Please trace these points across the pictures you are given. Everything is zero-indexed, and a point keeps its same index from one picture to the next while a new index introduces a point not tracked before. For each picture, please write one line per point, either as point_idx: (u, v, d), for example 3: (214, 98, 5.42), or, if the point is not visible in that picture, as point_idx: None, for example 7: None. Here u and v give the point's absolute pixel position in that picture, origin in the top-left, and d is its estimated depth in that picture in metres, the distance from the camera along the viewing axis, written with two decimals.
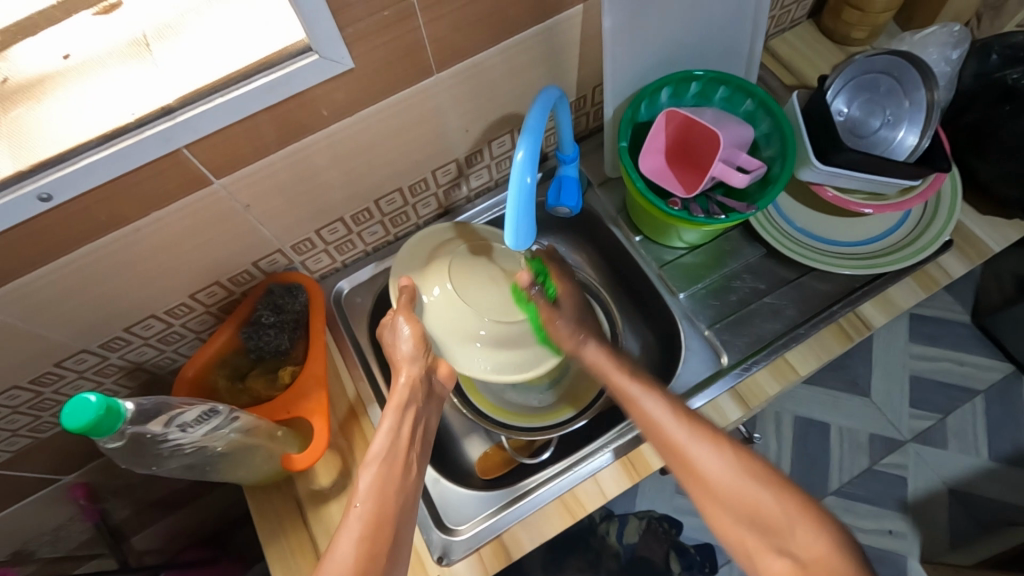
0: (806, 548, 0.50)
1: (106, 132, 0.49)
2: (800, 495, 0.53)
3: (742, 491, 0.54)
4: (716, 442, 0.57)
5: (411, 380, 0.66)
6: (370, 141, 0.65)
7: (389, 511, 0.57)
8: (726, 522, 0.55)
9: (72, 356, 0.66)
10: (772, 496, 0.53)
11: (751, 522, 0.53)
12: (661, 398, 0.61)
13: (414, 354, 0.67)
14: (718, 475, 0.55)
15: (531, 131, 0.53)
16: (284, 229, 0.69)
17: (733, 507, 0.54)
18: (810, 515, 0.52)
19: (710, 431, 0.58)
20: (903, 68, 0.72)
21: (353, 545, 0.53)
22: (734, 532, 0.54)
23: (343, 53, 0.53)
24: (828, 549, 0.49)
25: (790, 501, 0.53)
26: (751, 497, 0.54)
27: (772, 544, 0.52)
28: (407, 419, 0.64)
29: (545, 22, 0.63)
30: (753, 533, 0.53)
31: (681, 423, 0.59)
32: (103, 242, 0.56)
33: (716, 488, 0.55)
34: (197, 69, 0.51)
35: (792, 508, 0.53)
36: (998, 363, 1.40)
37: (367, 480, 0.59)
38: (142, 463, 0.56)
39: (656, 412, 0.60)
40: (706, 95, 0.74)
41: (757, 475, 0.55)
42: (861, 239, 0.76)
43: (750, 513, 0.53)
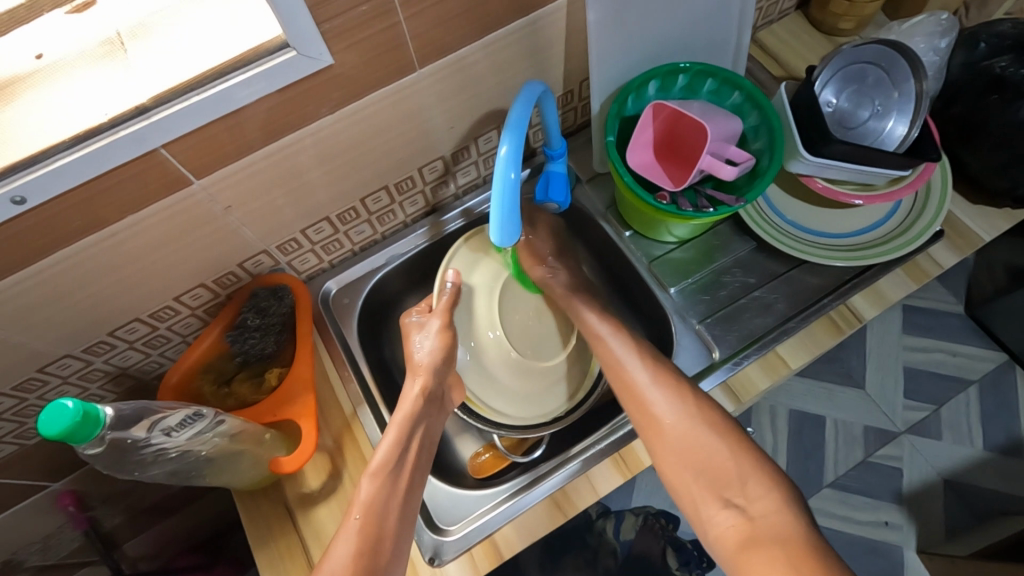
0: (750, 499, 0.57)
1: (78, 132, 0.48)
2: (751, 452, 0.60)
3: (698, 441, 0.61)
4: (676, 391, 0.63)
5: (422, 392, 0.67)
6: (354, 139, 0.64)
7: (388, 527, 0.57)
8: (678, 471, 0.61)
9: (56, 362, 0.65)
10: (725, 446, 0.60)
11: (701, 473, 0.60)
12: (632, 346, 0.68)
13: (433, 365, 0.69)
14: (674, 424, 0.62)
15: (514, 127, 0.53)
16: (268, 230, 0.68)
17: (687, 459, 0.61)
18: (756, 469, 0.59)
19: (672, 378, 0.65)
20: (892, 58, 0.71)
21: (349, 557, 0.55)
22: (685, 481, 0.61)
23: (322, 50, 0.52)
24: (771, 504, 0.56)
25: (740, 455, 0.60)
26: (704, 449, 0.60)
27: (718, 493, 0.59)
28: (416, 432, 0.64)
29: (528, 16, 0.62)
30: (701, 480, 0.60)
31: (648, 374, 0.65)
32: (82, 245, 0.55)
33: (671, 435, 0.62)
34: (172, 67, 0.50)
35: (742, 463, 0.59)
36: (991, 353, 1.40)
37: (370, 488, 0.59)
38: (126, 469, 0.55)
39: (625, 357, 0.68)
40: (693, 88, 0.73)
41: (714, 428, 0.61)
42: (852, 230, 0.75)
43: (701, 462, 0.60)
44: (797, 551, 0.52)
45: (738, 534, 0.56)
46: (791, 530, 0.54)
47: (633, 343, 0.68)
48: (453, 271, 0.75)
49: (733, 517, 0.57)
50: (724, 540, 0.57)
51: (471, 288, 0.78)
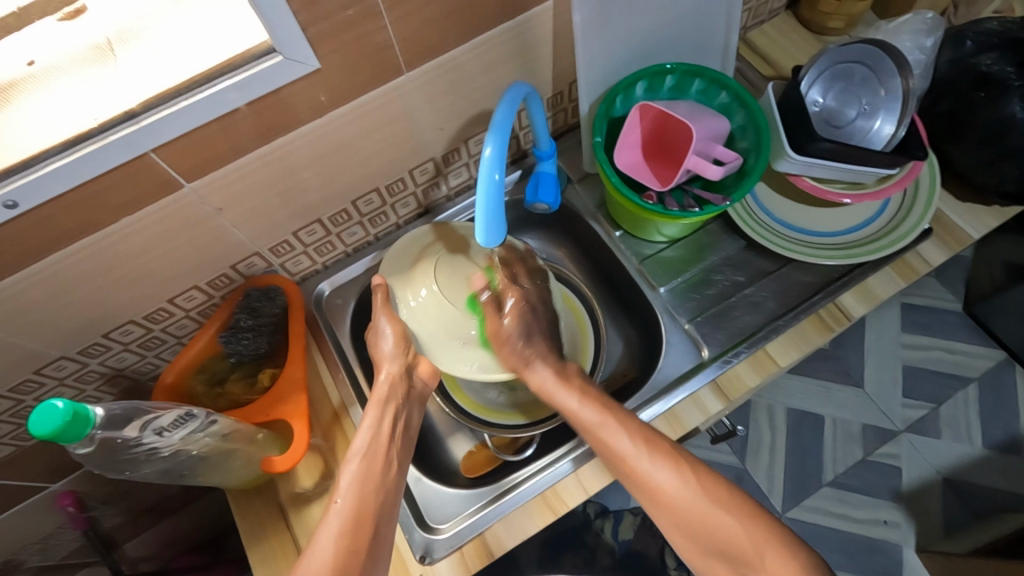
0: (771, 573, 0.52)
1: (69, 138, 0.49)
2: (768, 522, 0.55)
3: (709, 518, 0.56)
4: (677, 465, 0.59)
5: (393, 376, 0.67)
6: (343, 140, 0.64)
7: (371, 506, 0.58)
8: (698, 552, 0.56)
9: (52, 363, 0.66)
10: (739, 523, 0.55)
11: (721, 554, 0.55)
12: (624, 431, 0.62)
13: (398, 352, 0.68)
14: (687, 508, 0.57)
15: (498, 128, 0.53)
16: (260, 232, 0.69)
17: (702, 540, 0.56)
18: (774, 539, 0.53)
19: (673, 457, 0.60)
20: (878, 56, 0.71)
21: (334, 539, 0.54)
22: (705, 561, 0.56)
23: (308, 54, 0.52)
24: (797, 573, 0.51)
25: (757, 526, 0.54)
26: (717, 527, 0.55)
27: (742, 573, 0.54)
28: (388, 414, 0.65)
29: (514, 19, 0.63)
30: (725, 563, 0.55)
31: (642, 452, 0.60)
32: (75, 249, 0.56)
33: (687, 519, 0.57)
34: (161, 71, 0.51)
35: (760, 534, 0.54)
36: (990, 351, 1.40)
37: (352, 473, 0.60)
38: (117, 468, 0.56)
39: (624, 447, 0.61)
40: (681, 88, 0.73)
41: (723, 502, 0.56)
42: (840, 228, 0.76)
43: (715, 541, 0.55)
44: None
45: None
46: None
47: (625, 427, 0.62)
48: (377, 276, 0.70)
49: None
50: None
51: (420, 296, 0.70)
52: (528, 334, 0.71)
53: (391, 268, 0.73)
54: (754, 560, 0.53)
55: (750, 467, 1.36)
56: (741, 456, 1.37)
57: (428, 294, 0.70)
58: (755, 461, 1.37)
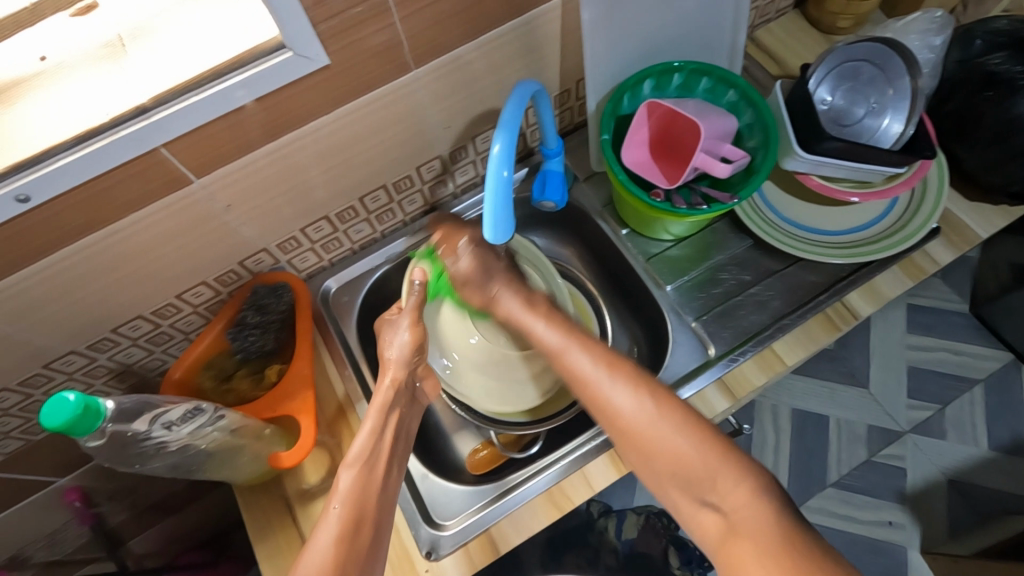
0: (724, 496, 0.49)
1: (79, 132, 0.49)
2: (724, 445, 0.51)
3: (665, 441, 0.52)
4: (638, 389, 0.55)
5: (394, 385, 0.66)
6: (351, 138, 0.65)
7: (369, 505, 0.57)
8: (651, 474, 0.53)
9: (60, 358, 0.66)
10: (692, 446, 0.51)
11: (673, 477, 0.52)
12: (584, 352, 0.58)
13: (403, 358, 0.67)
14: (642, 433, 0.53)
15: (507, 125, 0.53)
16: (267, 228, 0.69)
17: (657, 463, 0.52)
18: (729, 462, 0.50)
19: (633, 382, 0.55)
20: (886, 56, 0.71)
21: (330, 541, 0.53)
22: (660, 483, 0.53)
23: (317, 51, 0.53)
24: (748, 496, 0.48)
25: (708, 449, 0.51)
26: (673, 450, 0.51)
27: (692, 493, 0.51)
28: (390, 422, 0.64)
29: (522, 17, 0.63)
30: (676, 484, 0.51)
31: (603, 376, 0.56)
32: (84, 244, 0.56)
33: (642, 444, 0.53)
34: (172, 67, 0.51)
35: (712, 457, 0.50)
36: (996, 352, 1.40)
37: (347, 478, 0.59)
38: (127, 462, 0.56)
39: (582, 369, 0.57)
40: (688, 87, 0.73)
41: (680, 426, 0.52)
42: (848, 227, 0.76)
43: (671, 465, 0.51)
44: (776, 550, 0.44)
45: (720, 534, 0.48)
46: (771, 525, 0.46)
47: (585, 349, 0.58)
48: (419, 269, 0.71)
49: (714, 517, 0.49)
50: (707, 538, 0.49)
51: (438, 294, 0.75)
52: (487, 273, 0.68)
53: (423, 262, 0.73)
54: (705, 482, 0.50)
55: None
56: None
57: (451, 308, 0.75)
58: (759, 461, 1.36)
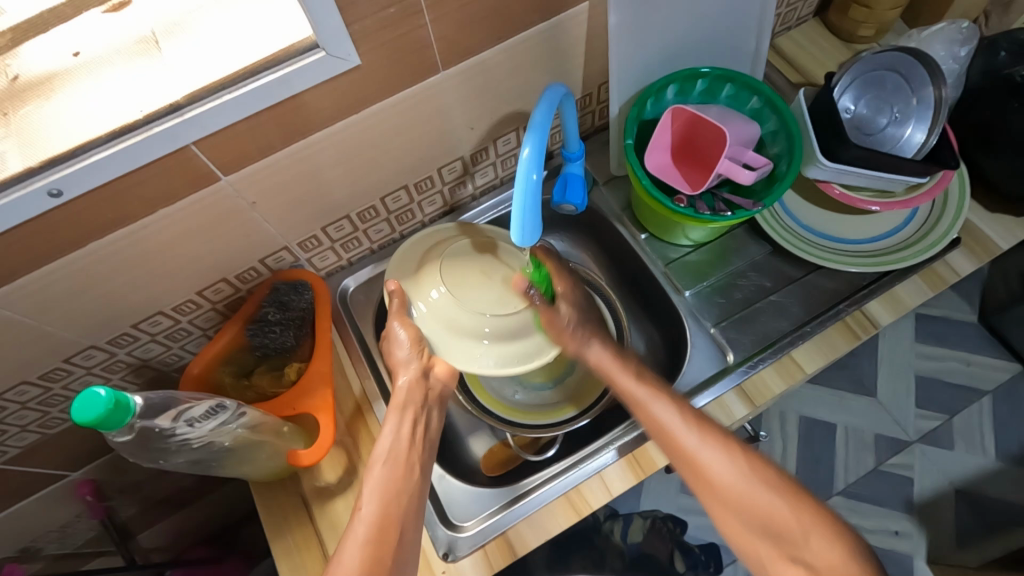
0: (818, 553, 0.53)
1: (114, 128, 0.49)
2: (815, 506, 0.56)
3: (755, 498, 0.56)
4: (727, 448, 0.59)
5: (410, 379, 0.66)
6: (376, 138, 0.65)
7: (394, 513, 0.58)
8: (737, 527, 0.57)
9: (80, 352, 0.66)
10: (786, 503, 0.56)
11: (765, 532, 0.55)
12: (674, 404, 0.62)
13: (416, 355, 0.67)
14: (735, 488, 0.57)
15: (537, 128, 0.53)
16: (290, 226, 0.69)
17: (748, 517, 0.56)
18: (821, 521, 0.55)
19: (724, 441, 0.60)
20: (911, 65, 0.71)
21: (359, 548, 0.55)
22: (748, 540, 0.56)
23: (350, 51, 0.53)
24: (842, 554, 0.52)
25: (802, 508, 0.55)
26: (762, 503, 0.56)
27: (784, 551, 0.54)
28: (408, 418, 0.64)
29: (550, 20, 0.63)
30: (766, 540, 0.55)
31: (692, 430, 0.60)
32: (111, 239, 0.57)
33: (736, 498, 0.57)
34: (206, 65, 0.51)
35: (805, 517, 0.55)
36: (1006, 363, 1.39)
37: (380, 473, 0.60)
38: (150, 457, 0.56)
39: (672, 423, 0.61)
40: (712, 92, 0.73)
41: (769, 485, 0.57)
42: (868, 236, 0.76)
43: (762, 520, 0.56)
44: None
45: None
46: None
47: (675, 401, 0.62)
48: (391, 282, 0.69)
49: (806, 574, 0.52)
50: None
51: (430, 296, 0.70)
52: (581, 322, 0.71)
53: (398, 273, 0.72)
54: (800, 539, 0.54)
55: None
56: None
57: (438, 293, 0.70)
58: None
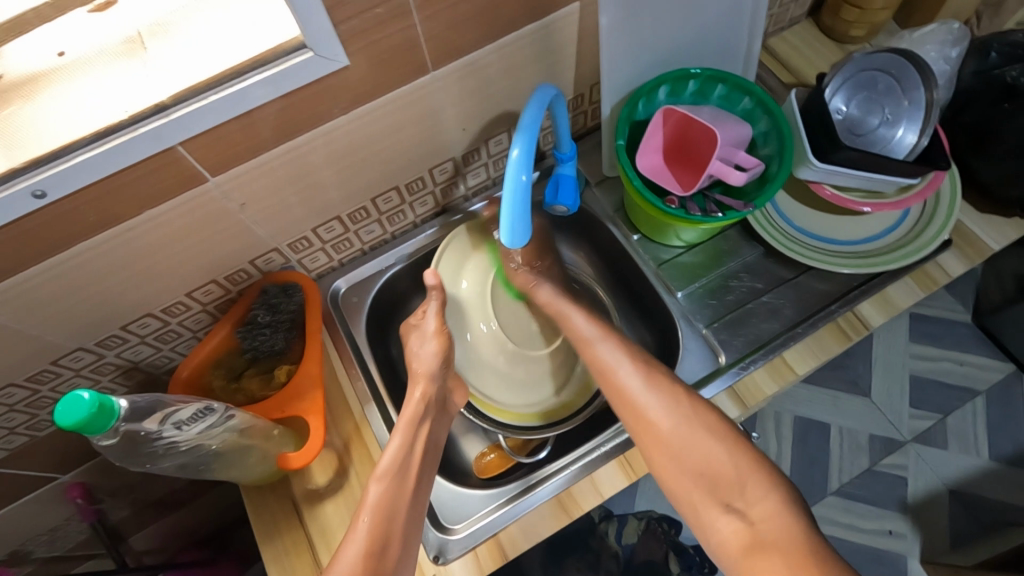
0: (750, 503, 0.54)
1: (98, 129, 0.49)
2: (750, 452, 0.57)
3: (689, 438, 0.59)
4: (668, 391, 0.62)
5: (423, 399, 0.67)
6: (365, 139, 0.64)
7: (395, 524, 0.57)
8: (672, 469, 0.59)
9: (68, 354, 0.66)
10: (723, 450, 0.58)
11: (699, 478, 0.57)
12: (619, 346, 0.67)
13: (433, 371, 0.70)
14: (673, 434, 0.59)
15: (527, 128, 0.53)
16: (280, 228, 0.69)
17: (682, 460, 0.58)
18: (758, 472, 0.56)
19: (663, 385, 0.62)
20: (903, 66, 0.71)
21: (356, 558, 0.54)
22: (683, 486, 0.58)
23: (338, 51, 0.52)
24: (775, 505, 0.53)
25: (738, 454, 0.57)
26: (697, 446, 0.58)
27: (716, 496, 0.56)
28: (420, 435, 0.65)
29: (541, 20, 0.63)
30: (698, 484, 0.57)
31: (635, 373, 0.64)
32: (97, 241, 0.56)
33: (672, 439, 0.59)
34: (191, 65, 0.51)
35: (743, 463, 0.57)
36: (998, 363, 1.39)
37: (377, 490, 0.59)
38: (138, 461, 0.55)
39: (612, 361, 0.66)
40: (704, 93, 0.73)
41: (705, 426, 0.59)
42: (860, 237, 0.76)
43: (695, 464, 0.58)
44: (798, 555, 0.49)
45: (740, 540, 0.53)
46: (796, 535, 0.51)
47: (618, 343, 0.67)
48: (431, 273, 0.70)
49: (736, 523, 0.54)
50: (728, 544, 0.54)
51: (461, 286, 0.80)
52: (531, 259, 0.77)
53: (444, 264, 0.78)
54: (733, 488, 0.56)
55: None
56: None
57: (468, 287, 0.80)
58: None
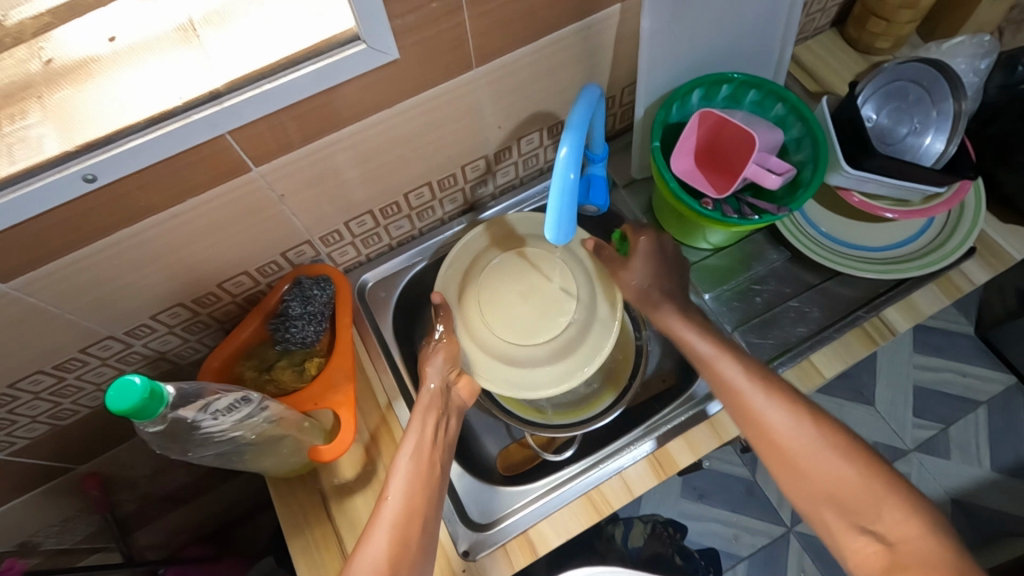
0: (888, 524, 0.53)
1: (153, 115, 0.49)
2: (885, 473, 0.55)
3: (822, 461, 0.57)
4: (794, 409, 0.60)
5: (427, 401, 0.67)
6: (404, 135, 0.65)
7: (420, 510, 0.59)
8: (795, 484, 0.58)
9: (98, 343, 0.65)
10: (855, 470, 0.55)
11: (828, 498, 0.56)
12: (740, 363, 0.63)
13: (438, 365, 0.70)
14: (800, 451, 0.58)
15: (575, 127, 0.53)
16: (315, 221, 0.69)
17: (813, 483, 0.57)
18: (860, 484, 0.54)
19: (787, 398, 0.61)
20: (933, 77, 0.73)
21: (383, 542, 0.56)
22: (817, 507, 0.57)
23: (390, 44, 0.53)
24: (916, 528, 0.51)
25: (870, 474, 0.55)
26: (828, 470, 0.56)
27: (851, 520, 0.54)
28: (430, 423, 0.65)
29: (584, 21, 0.64)
30: (831, 507, 0.56)
31: (754, 387, 0.62)
32: (137, 228, 0.56)
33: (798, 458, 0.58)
34: (248, 54, 0.51)
35: (875, 485, 0.54)
36: (1000, 375, 1.41)
37: (400, 478, 0.60)
38: (176, 449, 0.55)
39: (736, 378, 0.63)
40: (736, 98, 0.74)
41: (842, 449, 0.57)
42: (885, 244, 0.77)
43: (828, 489, 0.56)
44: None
45: (880, 562, 0.52)
46: (943, 557, 0.49)
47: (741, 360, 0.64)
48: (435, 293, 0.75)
49: (874, 544, 0.53)
50: (865, 568, 0.53)
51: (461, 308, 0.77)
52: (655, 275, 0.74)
53: (447, 290, 0.77)
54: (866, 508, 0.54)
55: (761, 481, 1.36)
56: (753, 469, 1.37)
57: (469, 315, 0.77)
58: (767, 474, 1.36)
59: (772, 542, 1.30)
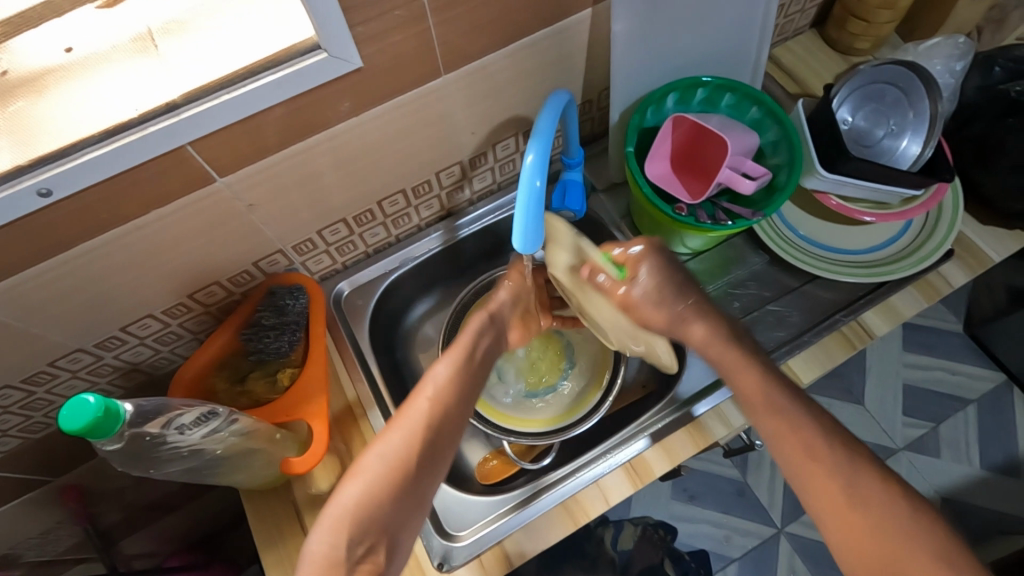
0: None
1: (107, 128, 0.48)
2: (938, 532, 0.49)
3: (886, 525, 0.50)
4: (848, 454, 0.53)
5: (480, 323, 0.66)
6: (374, 143, 0.64)
7: (450, 411, 0.58)
8: (859, 550, 0.50)
9: (67, 356, 0.65)
10: (910, 524, 0.50)
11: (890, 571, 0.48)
12: (783, 386, 0.58)
13: (506, 298, 0.70)
14: (859, 507, 0.51)
15: (541, 135, 0.53)
16: (287, 229, 0.68)
17: (876, 550, 0.49)
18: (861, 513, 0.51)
19: (827, 427, 0.55)
20: (909, 79, 0.72)
21: (399, 442, 0.55)
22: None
23: (352, 53, 0.52)
24: None
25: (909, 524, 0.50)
26: (893, 538, 0.49)
27: None
28: (479, 337, 0.65)
29: (555, 25, 0.63)
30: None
31: (805, 417, 0.56)
32: (100, 241, 0.55)
33: (861, 520, 0.50)
34: (205, 64, 0.50)
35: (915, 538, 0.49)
36: (989, 373, 1.41)
37: (442, 379, 0.60)
38: (141, 466, 0.54)
39: (786, 405, 0.56)
40: (712, 101, 0.73)
41: (898, 506, 0.51)
42: (862, 247, 0.76)
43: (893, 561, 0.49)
44: None
45: None
46: None
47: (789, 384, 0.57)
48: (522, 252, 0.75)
49: None
50: None
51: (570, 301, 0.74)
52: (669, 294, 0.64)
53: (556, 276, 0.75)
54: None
55: (751, 482, 1.35)
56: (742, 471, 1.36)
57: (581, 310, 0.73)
58: (758, 475, 1.36)
59: (763, 543, 1.30)
